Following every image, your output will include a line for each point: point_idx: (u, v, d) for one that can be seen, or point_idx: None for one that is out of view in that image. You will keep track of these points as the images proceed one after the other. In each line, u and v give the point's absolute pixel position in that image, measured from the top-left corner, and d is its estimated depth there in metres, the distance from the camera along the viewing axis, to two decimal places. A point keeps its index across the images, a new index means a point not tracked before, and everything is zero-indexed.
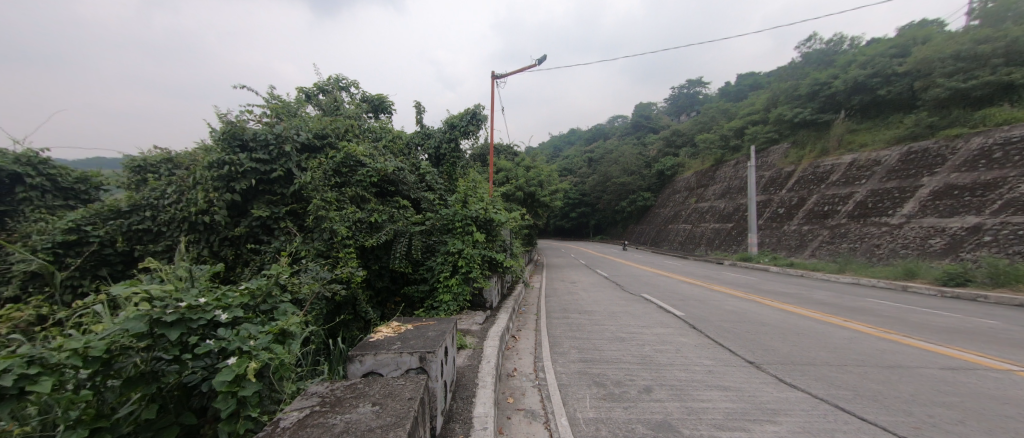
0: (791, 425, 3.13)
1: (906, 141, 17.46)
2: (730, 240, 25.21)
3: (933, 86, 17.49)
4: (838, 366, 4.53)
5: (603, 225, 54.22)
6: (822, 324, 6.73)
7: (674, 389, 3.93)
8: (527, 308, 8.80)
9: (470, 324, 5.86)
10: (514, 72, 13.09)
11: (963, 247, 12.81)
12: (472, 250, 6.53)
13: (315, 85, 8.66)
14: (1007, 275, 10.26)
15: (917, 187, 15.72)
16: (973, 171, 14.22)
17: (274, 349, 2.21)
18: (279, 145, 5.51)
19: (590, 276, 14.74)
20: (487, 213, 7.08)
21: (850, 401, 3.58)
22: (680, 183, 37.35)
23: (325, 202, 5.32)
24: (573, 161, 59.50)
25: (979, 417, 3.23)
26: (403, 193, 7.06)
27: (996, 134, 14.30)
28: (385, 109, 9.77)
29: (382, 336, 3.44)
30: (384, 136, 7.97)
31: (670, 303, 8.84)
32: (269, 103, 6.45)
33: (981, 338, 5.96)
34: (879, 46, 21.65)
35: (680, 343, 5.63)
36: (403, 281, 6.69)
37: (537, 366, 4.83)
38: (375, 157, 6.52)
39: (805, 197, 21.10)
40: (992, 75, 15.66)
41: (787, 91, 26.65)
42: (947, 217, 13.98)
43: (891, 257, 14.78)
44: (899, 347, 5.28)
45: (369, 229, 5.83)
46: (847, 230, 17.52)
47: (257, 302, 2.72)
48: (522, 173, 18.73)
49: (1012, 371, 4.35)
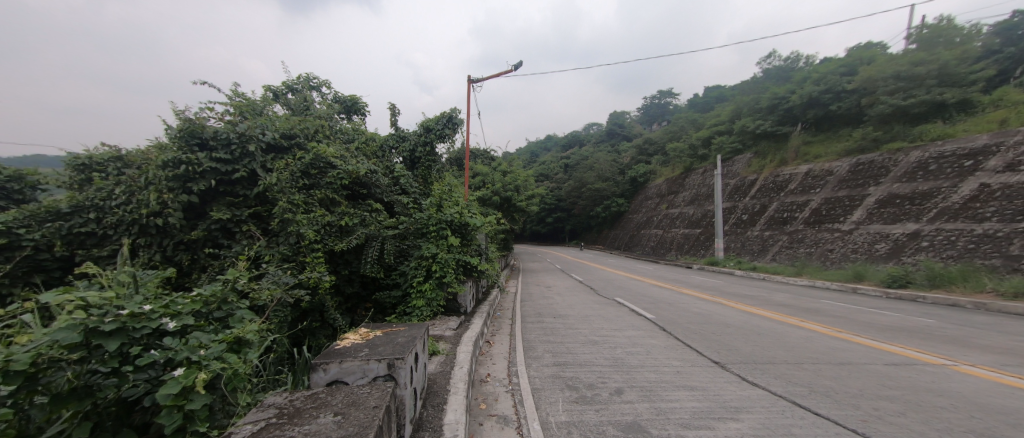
0: (752, 422, 3.25)
1: (855, 152, 18.70)
2: (699, 245, 26.16)
3: (877, 102, 18.84)
4: (794, 364, 4.76)
5: (578, 229, 55.01)
6: (780, 325, 7.08)
7: (644, 390, 4.01)
8: (502, 313, 8.79)
9: (443, 330, 5.77)
10: (490, 77, 13.10)
11: (904, 252, 13.86)
12: (446, 254, 6.43)
13: (284, 84, 8.32)
14: (943, 278, 11.17)
15: (864, 196, 16.86)
16: (912, 181, 15.37)
17: (228, 358, 2.10)
18: (243, 144, 5.26)
19: (565, 280, 14.94)
20: (462, 216, 7.03)
21: (805, 397, 3.76)
22: (652, 190, 38.48)
23: (292, 204, 5.09)
24: (549, 167, 60.06)
25: (917, 408, 3.47)
26: (376, 197, 6.93)
27: (931, 148, 15.54)
28: (358, 109, 9.51)
29: (350, 343, 3.33)
30: (356, 137, 7.78)
31: (642, 306, 9.08)
32: (232, 100, 6.15)
33: (921, 335, 6.44)
34: (831, 64, 23.11)
35: (650, 345, 5.76)
36: (374, 287, 6.51)
37: (510, 371, 4.81)
38: (347, 159, 6.36)
39: (766, 204, 22.22)
40: (927, 94, 17.07)
41: (749, 104, 27.97)
42: (891, 224, 15.06)
43: (843, 261, 15.79)
44: (848, 345, 5.63)
45: (339, 233, 5.65)
46: (804, 235, 18.57)
47: (210, 310, 2.57)
48: (499, 179, 18.75)
49: (945, 365, 4.71)
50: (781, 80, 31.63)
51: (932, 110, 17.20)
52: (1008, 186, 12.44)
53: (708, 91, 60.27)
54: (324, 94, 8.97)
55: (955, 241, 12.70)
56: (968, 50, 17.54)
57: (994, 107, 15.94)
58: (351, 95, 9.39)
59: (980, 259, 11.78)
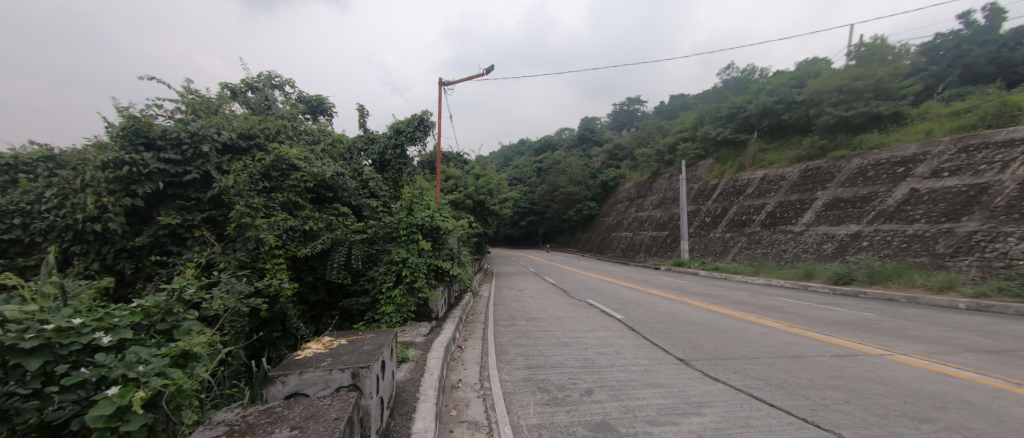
0: (713, 416, 3.38)
1: (804, 159, 20.01)
2: (665, 247, 27.10)
3: (823, 113, 20.25)
4: (753, 359, 5.00)
5: (552, 232, 55.58)
6: (740, 321, 7.44)
7: (613, 390, 4.08)
8: (475, 317, 8.71)
9: (414, 336, 5.65)
10: (462, 80, 13.02)
11: (848, 251, 14.96)
12: (417, 259, 6.30)
13: (243, 81, 7.91)
14: (880, 274, 12.10)
15: (813, 199, 18.06)
16: (854, 186, 16.62)
17: (172, 374, 1.97)
18: (196, 144, 4.94)
19: (538, 283, 15.07)
20: (433, 220, 6.94)
21: (761, 389, 3.95)
22: (622, 194, 39.49)
23: (250, 208, 4.81)
24: (522, 171, 60.47)
25: (858, 396, 3.73)
26: (343, 200, 6.72)
27: (870, 156, 16.85)
28: (324, 110, 9.19)
29: (312, 353, 3.19)
30: (322, 139, 7.52)
31: (612, 307, 9.28)
32: (184, 97, 5.77)
33: (862, 328, 6.95)
34: (783, 77, 24.65)
35: (619, 345, 5.88)
36: (341, 294, 6.28)
37: (482, 376, 4.76)
38: (311, 161, 6.15)
39: (727, 207, 23.35)
40: (865, 107, 18.53)
41: (710, 112, 29.31)
42: (836, 225, 16.20)
43: (795, 261, 16.82)
44: (799, 338, 5.99)
45: (303, 238, 5.42)
46: (761, 236, 19.67)
47: (151, 322, 2.40)
48: (472, 182, 18.66)
49: (884, 356, 5.09)
50: (739, 91, 33.39)
51: (870, 121, 18.67)
52: (934, 191, 13.68)
53: (673, 99, 62.75)
54: (287, 93, 8.60)
55: (890, 241, 13.82)
56: (899, 68, 19.24)
57: (921, 119, 17.52)
58: (317, 95, 9.06)
59: (911, 257, 12.88)
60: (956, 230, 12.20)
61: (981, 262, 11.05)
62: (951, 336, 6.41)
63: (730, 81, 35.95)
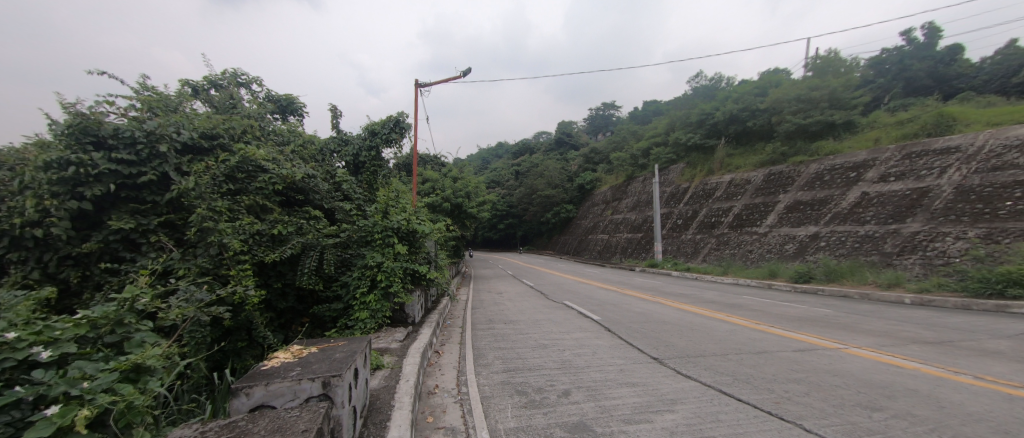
0: (686, 412, 3.44)
1: (767, 164, 20.96)
2: (639, 249, 27.74)
3: (784, 121, 21.29)
4: (722, 355, 5.16)
5: (529, 235, 55.81)
6: (709, 319, 7.69)
7: (589, 390, 4.11)
8: (452, 321, 8.61)
9: (389, 342, 5.52)
10: (438, 82, 12.91)
11: (807, 251, 15.74)
12: (393, 263, 6.17)
13: (205, 79, 7.52)
14: (837, 273, 12.79)
15: (776, 202, 18.93)
16: (813, 190, 17.51)
17: (121, 390, 1.84)
18: (152, 143, 4.67)
19: (516, 286, 15.08)
20: (410, 223, 6.83)
21: (729, 384, 4.08)
22: (598, 197, 40.14)
23: (213, 211, 4.56)
24: (500, 174, 60.53)
25: (819, 388, 3.90)
26: (315, 203, 6.51)
27: (826, 162, 17.83)
28: (294, 109, 8.89)
29: (279, 362, 3.05)
30: (291, 140, 7.26)
31: (589, 308, 9.39)
32: (139, 94, 5.43)
33: (821, 324, 7.32)
34: (748, 85, 25.78)
35: (596, 346, 5.95)
36: (312, 301, 6.07)
37: (459, 380, 4.70)
38: (280, 162, 5.93)
39: (697, 210, 24.12)
40: (822, 115, 19.60)
41: (679, 118, 30.29)
42: (797, 226, 17.03)
43: (760, 260, 17.55)
44: (764, 335, 6.24)
45: (271, 243, 5.20)
46: (728, 238, 20.41)
47: (99, 334, 2.24)
48: (449, 185, 18.48)
49: (841, 349, 5.36)
50: (707, 98, 34.65)
51: (826, 128, 19.77)
52: (882, 194, 14.60)
53: (646, 105, 64.43)
54: (254, 91, 8.26)
55: (845, 241, 14.64)
56: (851, 79, 20.49)
57: (871, 127, 18.71)
58: (286, 94, 8.75)
59: (863, 256, 13.68)
60: (902, 230, 13.07)
61: (924, 260, 11.87)
62: (899, 329, 6.83)
63: (699, 88, 37.27)
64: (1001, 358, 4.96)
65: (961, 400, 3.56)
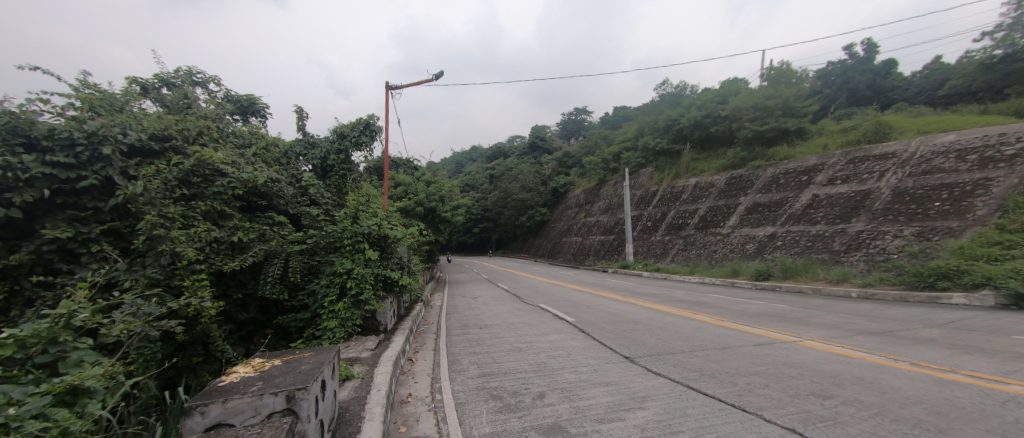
0: (656, 409, 3.53)
1: (728, 168, 21.97)
2: (612, 251, 28.34)
3: (743, 127, 22.39)
4: (690, 352, 5.32)
5: (504, 239, 55.84)
6: (677, 318, 7.93)
7: (564, 392, 4.14)
8: (426, 328, 8.45)
9: (359, 351, 5.35)
10: (410, 85, 12.72)
11: (766, 250, 16.58)
12: (363, 269, 6.00)
13: (156, 76, 7.04)
14: (792, 270, 13.54)
15: (737, 204, 19.84)
16: (770, 192, 18.49)
17: (54, 415, 1.69)
18: (95, 146, 4.33)
19: (491, 290, 15.02)
20: (381, 228, 6.68)
21: (697, 380, 4.21)
22: (571, 200, 40.75)
23: (164, 218, 4.26)
24: (474, 178, 60.37)
25: (777, 379, 4.11)
26: (279, 208, 6.24)
27: (781, 166, 18.87)
28: (256, 110, 8.49)
29: (239, 377, 2.88)
30: (253, 142, 6.92)
31: (563, 310, 9.48)
32: (79, 92, 5.03)
33: (778, 318, 7.71)
34: (710, 93, 26.96)
35: (570, 347, 6.00)
36: (276, 311, 5.79)
37: (433, 388, 4.61)
38: (240, 166, 5.65)
39: (665, 212, 24.92)
40: (777, 122, 20.78)
41: (647, 124, 31.25)
42: (756, 227, 17.90)
43: (723, 260, 18.32)
44: (728, 331, 6.49)
45: (230, 251, 4.93)
46: (694, 238, 21.18)
47: (28, 355, 2.04)
48: (423, 189, 18.21)
49: (796, 341, 5.67)
50: (673, 105, 35.95)
51: (782, 135, 20.96)
52: (831, 196, 15.60)
53: (615, 111, 66.05)
54: (212, 91, 7.83)
55: (799, 240, 15.52)
56: (802, 89, 21.85)
57: (820, 134, 19.99)
58: (247, 94, 8.35)
59: (815, 254, 14.55)
60: (848, 229, 14.01)
61: (868, 257, 12.77)
62: (846, 321, 7.30)
63: (665, 95, 38.66)
64: (934, 345, 5.40)
65: (900, 384, 3.84)
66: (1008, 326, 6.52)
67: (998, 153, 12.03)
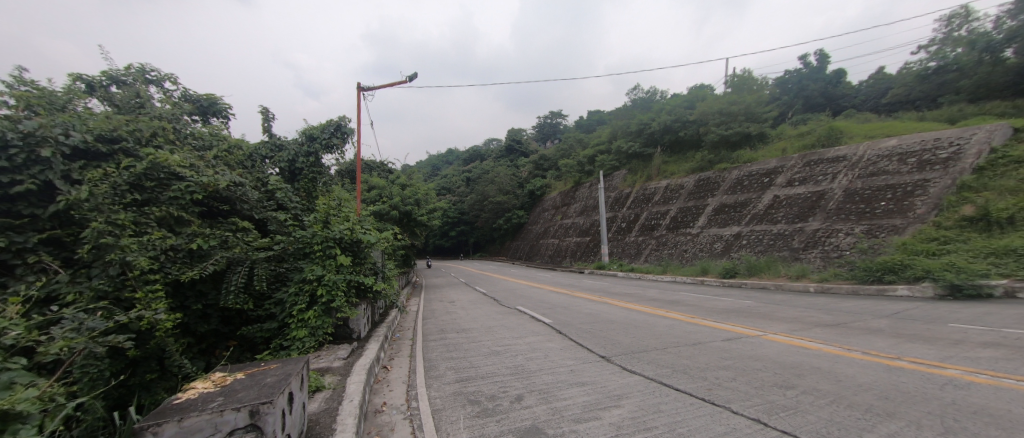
0: (631, 406, 3.58)
1: (697, 170, 22.78)
2: (588, 252, 28.75)
3: (710, 131, 23.28)
4: (662, 349, 5.46)
5: (482, 242, 55.59)
6: (650, 316, 8.12)
7: (542, 393, 4.14)
8: (401, 334, 8.27)
9: (331, 360, 5.18)
10: (383, 86, 12.48)
11: (732, 249, 17.28)
12: (334, 275, 5.82)
13: (104, 74, 6.57)
14: (756, 268, 14.17)
15: (705, 205, 20.56)
16: (735, 193, 19.30)
17: None
18: (33, 147, 4.01)
19: (468, 294, 14.93)
20: (353, 233, 6.51)
21: (669, 376, 4.33)
22: (548, 203, 41.11)
23: (112, 225, 3.98)
24: (451, 181, 59.88)
25: (744, 372, 4.27)
26: (242, 213, 5.97)
27: (745, 168, 19.74)
28: (217, 111, 8.09)
29: (197, 394, 2.71)
30: (214, 144, 6.60)
31: (540, 312, 9.52)
32: (13, 89, 4.63)
33: (744, 314, 8.04)
34: (679, 99, 27.91)
35: (547, 349, 6.03)
36: (240, 321, 5.52)
37: (409, 395, 4.51)
38: (199, 169, 5.38)
39: (638, 214, 25.54)
40: (740, 127, 21.75)
41: (620, 127, 32.01)
42: (723, 226, 18.61)
43: (693, 259, 18.95)
44: (698, 327, 6.71)
45: (188, 259, 4.66)
46: (666, 239, 21.80)
47: None
48: (397, 192, 17.88)
49: (760, 335, 5.93)
50: (644, 110, 37.04)
51: (745, 139, 21.93)
52: (790, 197, 16.44)
53: (589, 114, 67.05)
54: (167, 90, 7.39)
55: (762, 239, 16.25)
56: (762, 96, 22.98)
57: (780, 138, 21.05)
58: (207, 94, 7.94)
59: (777, 252, 15.27)
60: (806, 228, 14.81)
61: (824, 254, 13.54)
62: (806, 315, 7.70)
63: (637, 100, 39.72)
64: (882, 335, 5.78)
65: (852, 372, 4.09)
66: (946, 315, 7.06)
67: (934, 156, 13.05)
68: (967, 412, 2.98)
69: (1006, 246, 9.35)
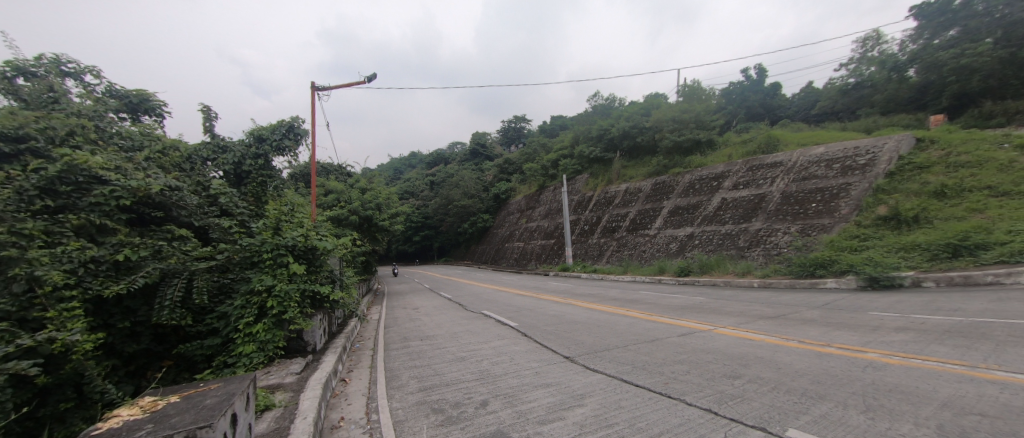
0: (594, 405, 3.64)
1: (653, 175, 23.84)
2: (552, 255, 29.18)
3: (664, 137, 24.43)
4: (623, 347, 5.61)
5: (446, 246, 54.76)
6: (611, 316, 8.34)
7: (507, 397, 4.12)
8: (361, 344, 7.94)
9: (282, 376, 4.86)
10: (339, 86, 12.00)
11: (686, 248, 18.17)
12: (287, 285, 5.48)
13: (9, 64, 5.80)
14: (708, 265, 14.98)
15: (661, 207, 21.51)
16: (688, 196, 20.34)
17: None
18: None
19: (433, 299, 14.67)
20: (307, 240, 6.18)
21: (629, 373, 4.45)
22: (513, 206, 41.34)
23: (18, 235, 3.53)
24: (414, 185, 58.67)
25: (698, 365, 4.48)
26: (179, 220, 5.50)
27: (696, 173, 20.88)
28: (149, 108, 7.40)
29: (121, 422, 2.43)
30: (146, 145, 6.04)
31: (504, 316, 9.52)
32: None
33: (697, 310, 8.46)
34: (635, 106, 29.10)
35: (513, 352, 6.02)
36: (177, 339, 5.06)
37: (369, 408, 4.32)
38: (128, 171, 4.89)
39: (600, 216, 26.27)
40: (691, 133, 23.02)
41: (581, 133, 32.88)
42: (678, 227, 19.54)
43: (651, 259, 19.72)
44: (655, 324, 6.99)
45: (113, 272, 4.21)
46: (626, 240, 22.56)
47: None
48: (357, 196, 17.24)
49: (712, 330, 6.25)
50: (604, 116, 38.36)
51: (696, 145, 23.21)
52: (736, 199, 17.56)
53: (552, 120, 68.21)
54: (88, 84, 6.67)
55: (712, 239, 17.23)
56: (710, 105, 24.46)
57: (727, 144, 22.50)
58: (136, 89, 7.25)
59: (725, 250, 16.24)
60: (750, 228, 15.88)
61: (766, 251, 14.56)
62: (751, 309, 8.24)
63: (597, 107, 41.00)
64: (816, 324, 6.29)
65: (791, 360, 4.42)
66: (867, 305, 7.83)
67: (855, 162, 14.48)
68: (885, 391, 3.29)
69: (913, 241, 10.54)
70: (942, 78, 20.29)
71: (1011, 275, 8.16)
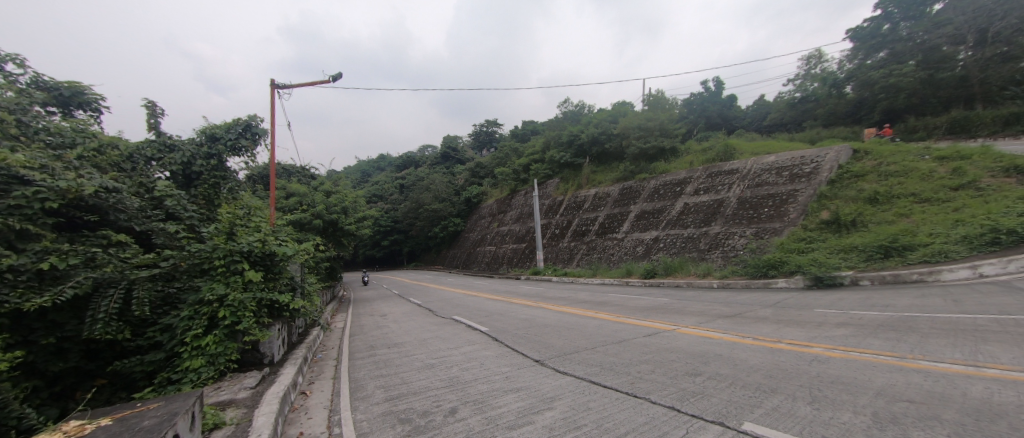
0: (564, 407, 3.66)
1: (621, 180, 24.53)
2: (524, 259, 29.32)
3: (630, 144, 25.21)
4: (591, 349, 5.68)
5: (416, 251, 53.71)
6: (581, 318, 8.44)
7: (476, 403, 4.06)
8: (324, 354, 7.58)
9: (235, 391, 4.55)
10: (302, 84, 11.43)
11: (652, 251, 18.78)
12: (241, 294, 5.15)
13: None
14: (672, 267, 15.55)
15: (628, 212, 22.14)
16: (653, 200, 21.06)
17: None
18: None
19: (402, 306, 14.32)
20: (265, 245, 5.85)
21: (597, 374, 4.51)
22: (484, 210, 41.25)
23: None
24: (383, 188, 57.24)
25: (662, 364, 4.61)
26: (118, 225, 5.06)
27: (661, 179, 21.66)
28: (83, 102, 6.78)
29: None
30: (79, 143, 5.53)
31: (474, 320, 9.43)
32: None
33: (662, 311, 8.73)
34: (603, 113, 29.86)
35: (483, 357, 5.96)
36: (113, 355, 4.62)
37: (331, 421, 4.13)
38: (56, 171, 4.45)
39: (570, 221, 26.68)
40: (656, 141, 23.88)
41: (551, 139, 33.33)
42: (644, 231, 20.17)
43: (619, 261, 20.23)
44: (622, 325, 7.15)
45: (35, 282, 3.80)
46: (595, 244, 23.03)
47: None
48: (321, 199, 16.56)
49: (675, 330, 6.45)
50: (573, 122, 39.06)
51: (661, 152, 24.09)
52: (697, 204, 18.36)
53: (523, 125, 68.69)
54: (10, 74, 6.03)
55: (676, 241, 17.90)
56: (673, 115, 25.40)
57: (689, 152, 23.49)
58: (69, 81, 6.61)
59: (687, 253, 16.91)
60: (710, 231, 16.64)
61: (724, 254, 15.31)
62: (712, 309, 8.60)
63: (566, 113, 41.73)
64: (768, 322, 6.66)
65: (746, 356, 4.64)
66: (814, 303, 8.39)
67: (801, 170, 15.55)
68: (829, 383, 3.52)
69: (851, 244, 11.45)
70: (874, 95, 22.25)
71: (932, 274, 9.01)
